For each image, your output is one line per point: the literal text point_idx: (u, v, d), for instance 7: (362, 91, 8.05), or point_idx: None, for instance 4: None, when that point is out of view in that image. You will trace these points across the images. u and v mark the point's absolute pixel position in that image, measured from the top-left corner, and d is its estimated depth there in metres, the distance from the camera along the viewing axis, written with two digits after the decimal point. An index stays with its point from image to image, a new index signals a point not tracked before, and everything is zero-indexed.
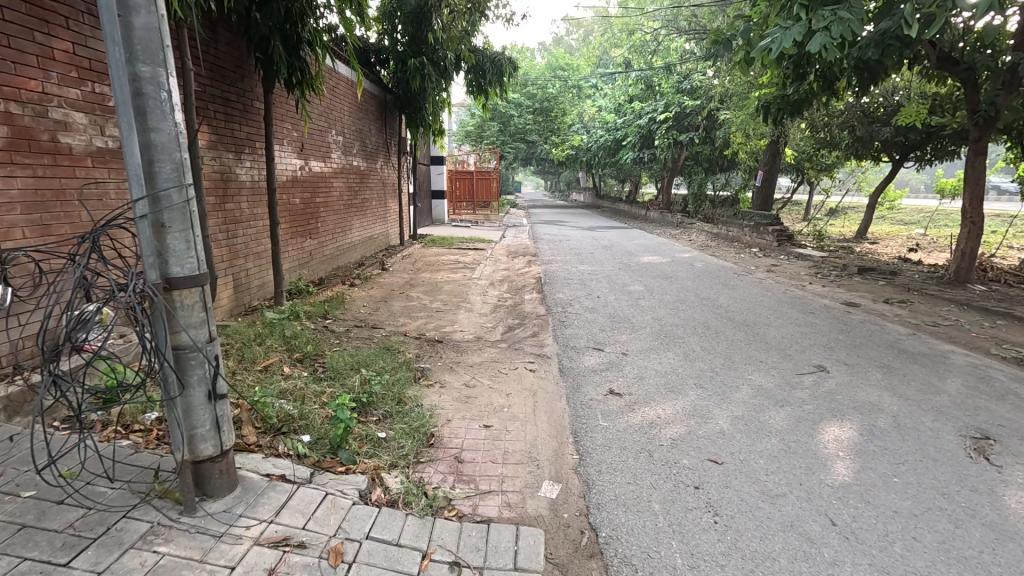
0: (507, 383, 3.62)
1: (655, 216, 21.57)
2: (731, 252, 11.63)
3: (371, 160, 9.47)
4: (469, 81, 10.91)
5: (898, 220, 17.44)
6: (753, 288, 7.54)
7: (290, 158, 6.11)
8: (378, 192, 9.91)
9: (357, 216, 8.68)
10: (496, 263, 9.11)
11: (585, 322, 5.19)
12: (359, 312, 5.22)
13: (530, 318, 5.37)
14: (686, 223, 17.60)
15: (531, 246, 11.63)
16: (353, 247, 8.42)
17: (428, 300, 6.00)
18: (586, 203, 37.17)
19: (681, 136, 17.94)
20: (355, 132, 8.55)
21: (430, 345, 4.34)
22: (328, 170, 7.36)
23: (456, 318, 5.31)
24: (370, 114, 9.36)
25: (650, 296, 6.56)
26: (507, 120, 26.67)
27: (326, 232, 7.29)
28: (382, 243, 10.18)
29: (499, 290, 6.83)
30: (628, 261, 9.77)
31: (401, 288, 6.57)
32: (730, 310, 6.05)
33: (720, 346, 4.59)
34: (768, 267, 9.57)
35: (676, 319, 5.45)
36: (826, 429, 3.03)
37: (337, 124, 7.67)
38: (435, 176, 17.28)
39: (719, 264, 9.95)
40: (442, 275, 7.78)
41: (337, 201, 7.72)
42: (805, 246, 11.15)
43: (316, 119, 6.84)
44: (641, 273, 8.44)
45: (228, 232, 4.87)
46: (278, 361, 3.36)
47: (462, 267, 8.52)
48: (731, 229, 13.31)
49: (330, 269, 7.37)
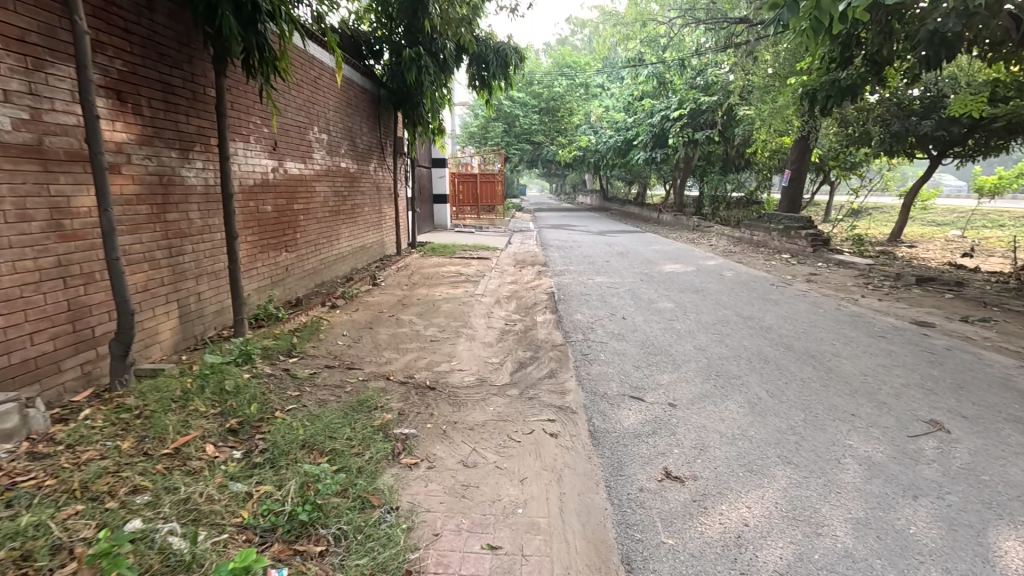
0: (519, 458, 2.64)
1: (668, 219, 20.52)
2: (759, 258, 10.58)
3: (363, 162, 8.57)
4: (471, 76, 9.96)
5: (931, 222, 16.32)
6: (799, 304, 6.52)
7: (258, 158, 5.19)
8: (371, 196, 8.98)
9: (346, 224, 7.75)
10: (502, 275, 8.13)
11: (613, 356, 4.19)
12: (335, 345, 4.26)
13: (545, 349, 4.39)
14: (704, 226, 16.56)
15: (540, 254, 10.63)
16: (341, 258, 7.49)
17: (421, 326, 5.01)
18: (594, 205, 36.15)
19: (696, 134, 16.94)
20: (343, 131, 7.64)
21: (418, 393, 3.37)
22: (309, 172, 6.43)
23: (454, 351, 4.33)
24: (361, 110, 8.44)
25: (684, 317, 5.56)
26: (512, 120, 25.73)
27: (307, 243, 6.36)
28: (377, 252, 9.26)
29: (506, 310, 5.84)
30: (649, 270, 8.75)
31: (392, 309, 5.62)
32: (785, 334, 5.03)
33: (791, 390, 3.58)
34: (807, 276, 8.53)
35: (723, 349, 4.45)
36: (1002, 546, 2.01)
37: (320, 121, 6.76)
38: (437, 180, 16.28)
39: (751, 273, 8.93)
40: (441, 291, 6.81)
41: (320, 207, 6.78)
42: (843, 252, 10.10)
43: (293, 113, 5.92)
44: (667, 285, 7.43)
45: (172, 251, 3.94)
46: (199, 437, 2.40)
47: (464, 281, 7.55)
48: (756, 233, 12.27)
49: (312, 285, 6.44)
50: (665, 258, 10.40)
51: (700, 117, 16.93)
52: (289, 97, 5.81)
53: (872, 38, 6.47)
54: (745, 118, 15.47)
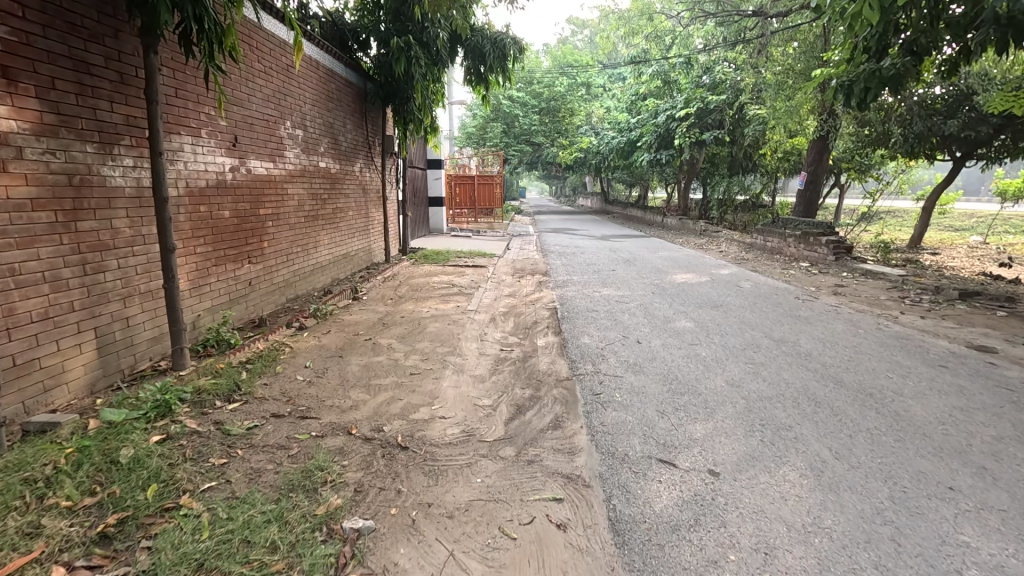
0: (515, 569, 1.88)
1: (672, 223, 19.79)
2: (776, 267, 9.83)
3: (346, 162, 7.82)
4: (466, 70, 9.21)
5: (949, 228, 15.58)
6: (834, 323, 5.76)
7: (212, 155, 4.44)
8: (357, 199, 8.23)
9: (326, 230, 6.99)
10: (499, 287, 7.38)
11: (631, 397, 3.43)
12: (292, 383, 3.49)
13: (547, 386, 3.65)
14: (712, 231, 15.82)
15: (540, 261, 9.88)
16: (320, 269, 6.75)
17: (402, 353, 4.25)
18: (595, 208, 35.41)
19: (704, 135, 16.19)
20: (323, 127, 6.90)
21: (386, 455, 2.62)
22: (280, 172, 5.67)
23: (436, 389, 3.57)
24: (344, 105, 7.70)
25: (709, 341, 4.79)
26: (511, 120, 24.91)
27: (276, 253, 5.62)
28: (363, 260, 8.52)
29: (502, 331, 5.08)
30: (660, 281, 7.99)
31: (369, 330, 4.86)
32: (829, 364, 4.29)
33: (861, 447, 2.82)
34: (834, 288, 7.77)
35: (762, 386, 3.69)
36: None
37: (293, 114, 6.01)
38: (433, 181, 15.65)
39: (771, 284, 8.19)
40: (429, 306, 6.06)
41: (294, 212, 6.02)
42: (867, 261, 9.35)
43: (256, 104, 5.16)
44: (682, 299, 6.69)
45: (86, 268, 3.18)
46: (43, 559, 1.67)
47: (456, 294, 6.80)
48: (771, 240, 11.52)
49: (282, 301, 5.69)
50: (675, 267, 9.67)
51: (708, 117, 16.20)
52: (251, 85, 5.05)
53: (916, 23, 5.70)
54: (756, 118, 14.75)
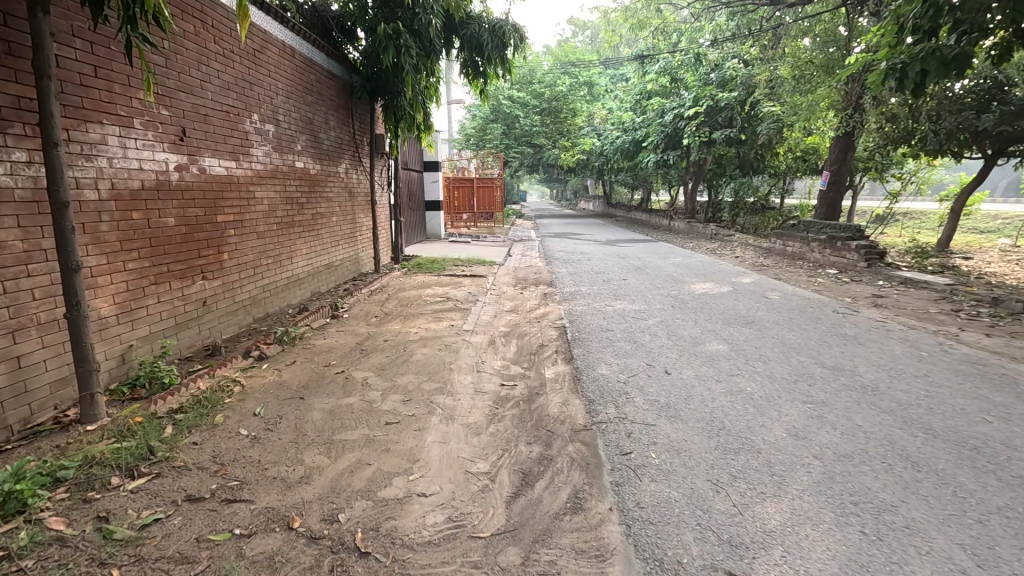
0: None
1: (680, 227, 18.97)
2: (801, 276, 9.01)
3: (329, 162, 7.04)
4: (462, 62, 8.46)
5: (973, 231, 14.75)
6: (889, 344, 4.93)
7: (149, 151, 3.66)
8: (341, 204, 7.45)
9: (303, 238, 6.20)
10: (499, 301, 6.57)
11: (672, 459, 2.62)
12: (229, 442, 2.68)
13: (560, 441, 2.84)
14: (723, 235, 15.01)
15: (544, 270, 9.07)
16: (296, 283, 5.97)
17: (379, 393, 3.44)
18: (597, 211, 34.61)
19: (713, 134, 15.44)
20: (301, 123, 6.13)
21: (335, 570, 1.82)
22: (244, 173, 4.89)
23: (417, 447, 2.76)
24: (327, 99, 6.93)
25: (752, 372, 3.97)
26: (512, 122, 24.15)
27: (240, 267, 4.83)
28: (350, 271, 7.73)
29: (503, 358, 4.27)
30: (677, 293, 7.19)
31: (344, 360, 4.06)
32: (907, 401, 3.47)
33: (1005, 545, 2.02)
34: (873, 300, 6.95)
35: (838, 439, 2.87)
36: None
37: (262, 106, 5.25)
38: (430, 184, 14.89)
39: (802, 295, 7.37)
40: (419, 326, 5.26)
41: (262, 218, 5.23)
42: (902, 267, 8.53)
43: (211, 92, 4.39)
44: (708, 314, 5.89)
45: None
46: None
47: (450, 310, 6.01)
48: (792, 245, 10.71)
49: (247, 322, 4.90)
50: (692, 275, 8.86)
51: (718, 115, 15.44)
52: (203, 69, 4.28)
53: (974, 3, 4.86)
54: (769, 116, 14.01)
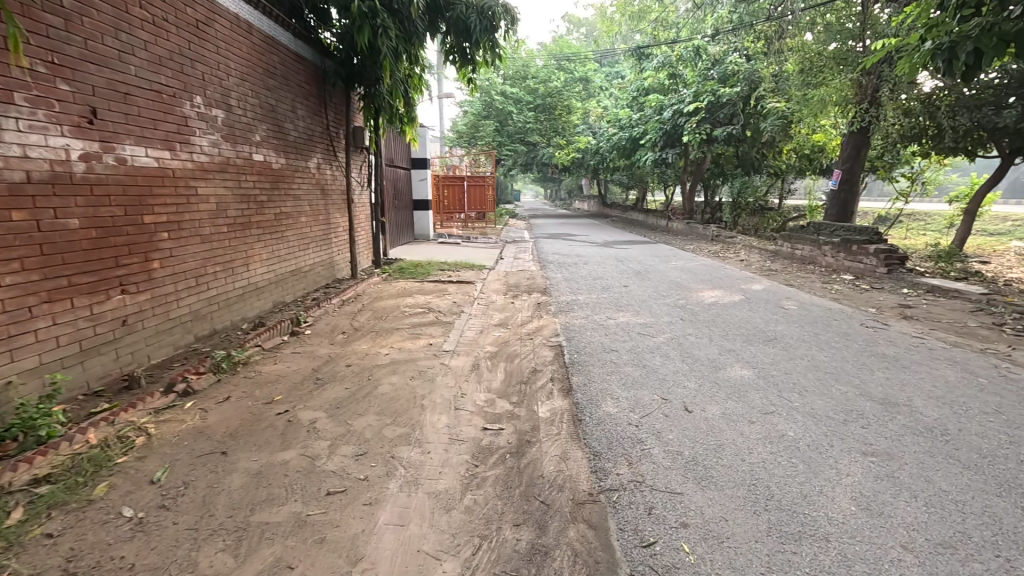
0: None
1: (679, 227, 18.35)
2: (815, 282, 8.35)
3: (296, 156, 6.28)
4: (449, 47, 7.74)
5: (983, 233, 14.17)
6: (939, 367, 4.25)
7: (37, 133, 2.91)
8: (312, 203, 6.68)
9: (263, 241, 5.43)
10: (487, 312, 5.86)
11: (712, 555, 1.91)
12: (98, 535, 1.93)
13: (558, 522, 2.12)
14: (725, 236, 14.38)
15: (538, 275, 8.35)
16: (254, 293, 5.20)
17: (326, 444, 2.70)
18: (592, 211, 33.92)
19: (714, 131, 14.77)
20: (261, 110, 5.38)
21: None
22: (182, 165, 4.13)
23: (365, 534, 2.02)
24: (293, 85, 6.17)
25: (789, 410, 3.26)
26: (505, 119, 23.38)
27: (178, 276, 4.07)
28: (322, 277, 6.96)
29: (489, 389, 3.54)
30: (685, 302, 6.51)
31: (293, 394, 3.31)
32: (993, 451, 2.77)
33: None
34: (901, 311, 6.28)
35: (924, 518, 2.17)
36: None
37: (208, 88, 4.49)
38: (418, 183, 14.14)
39: (821, 305, 6.72)
40: (393, 344, 4.52)
41: (207, 218, 4.47)
42: (925, 273, 7.89)
43: (135, 66, 3.63)
44: (724, 329, 5.20)
45: None
46: None
47: (431, 324, 5.27)
48: (803, 248, 10.06)
49: (186, 342, 4.13)
50: (698, 281, 8.18)
51: (720, 111, 14.77)
52: (123, 38, 3.52)
53: None
54: (773, 113, 13.37)
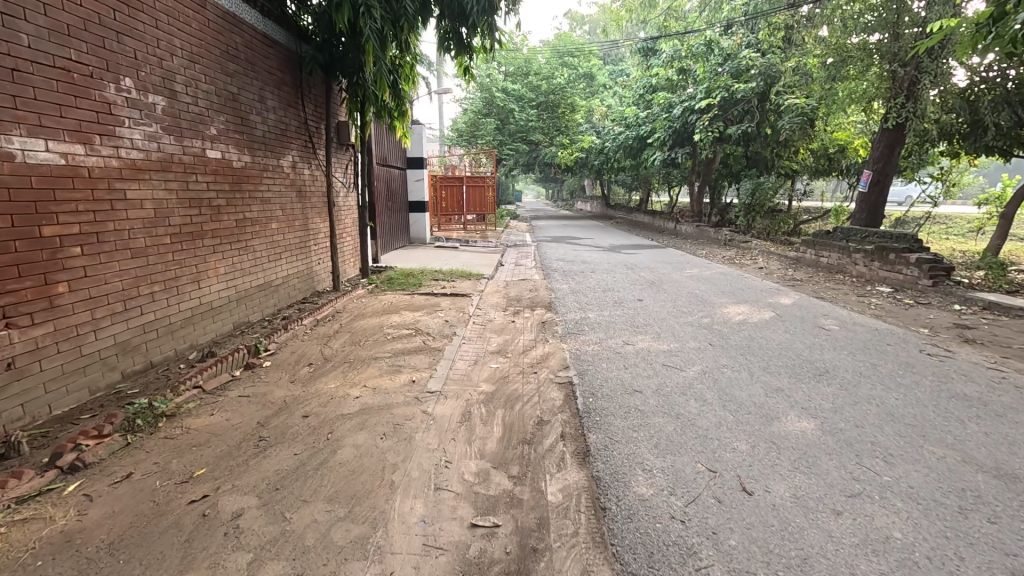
0: None
1: (687, 231, 17.53)
2: (849, 296, 7.54)
3: (266, 154, 5.47)
4: (444, 33, 6.92)
5: (1015, 240, 13.31)
6: None
7: None
8: (285, 207, 5.87)
9: (220, 252, 4.62)
10: (484, 334, 5.06)
11: None
12: None
13: None
14: (739, 241, 13.59)
15: (543, 287, 7.55)
16: (206, 314, 4.40)
17: (246, 559, 1.90)
18: (596, 212, 33.16)
19: (728, 129, 13.94)
20: (218, 99, 4.57)
21: None
22: (103, 163, 3.33)
23: None
24: (261, 71, 5.36)
25: (881, 489, 2.45)
26: (506, 117, 22.54)
27: (95, 300, 3.25)
28: (297, 290, 6.15)
29: (483, 456, 2.72)
30: (711, 321, 5.71)
31: (222, 465, 2.50)
32: None
33: None
34: (961, 333, 5.46)
35: None
36: None
37: (143, 68, 3.68)
38: (413, 183, 13.36)
39: (864, 324, 5.92)
40: (368, 382, 3.71)
41: (140, 227, 3.65)
42: (975, 287, 7.06)
43: (28, 36, 2.83)
44: (764, 359, 4.39)
45: None
46: None
47: (416, 351, 4.46)
48: (830, 255, 9.29)
49: (107, 382, 3.33)
50: (719, 294, 7.38)
51: (734, 108, 13.97)
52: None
53: None
54: (792, 110, 12.59)
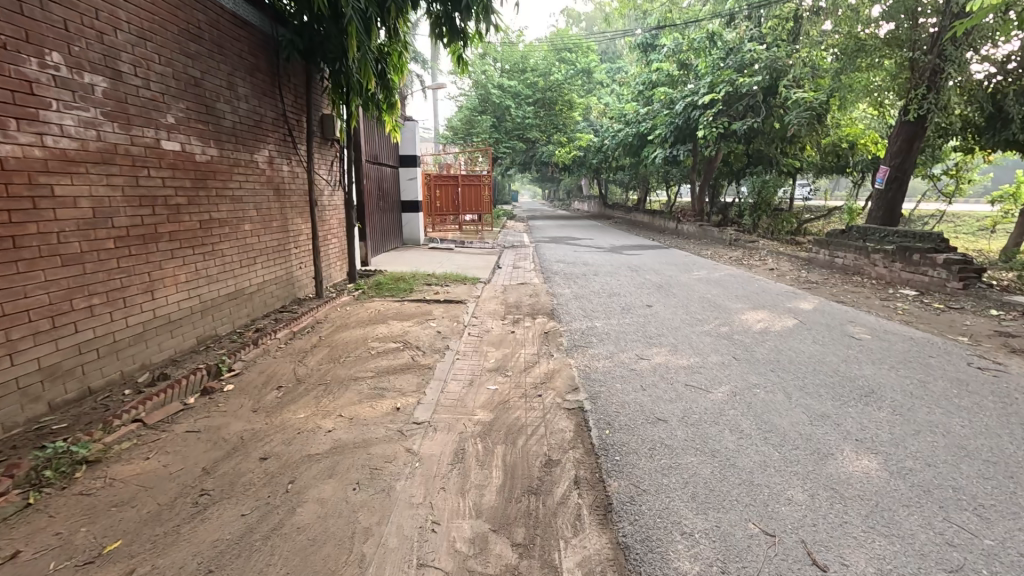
0: None
1: (689, 230, 17.01)
2: (872, 299, 7.04)
3: (237, 147, 4.91)
4: (435, 18, 6.33)
5: None
6: None
7: None
8: (259, 206, 5.30)
9: (179, 256, 4.06)
10: (481, 347, 4.51)
11: None
12: None
13: None
14: (745, 240, 13.09)
15: (544, 291, 7.01)
16: (162, 329, 3.84)
17: None
18: (593, 212, 32.66)
19: (733, 124, 13.44)
20: (176, 83, 4.02)
21: None
22: (19, 153, 2.77)
23: None
24: (231, 54, 4.79)
25: (985, 560, 1.93)
26: (502, 114, 21.99)
27: (8, 317, 2.70)
28: (275, 298, 5.59)
29: (479, 514, 2.18)
30: (730, 331, 5.19)
31: (143, 536, 1.95)
32: None
33: None
34: (1005, 342, 4.96)
35: None
36: None
37: (76, 42, 3.12)
38: (406, 182, 12.82)
39: (896, 332, 5.42)
40: (344, 410, 3.17)
41: (73, 228, 3.10)
42: (1008, 289, 6.58)
43: None
44: (799, 376, 3.87)
45: None
46: None
47: (403, 370, 3.91)
48: (845, 256, 8.79)
49: (26, 417, 2.78)
50: (734, 298, 6.87)
51: (739, 103, 13.48)
52: None
53: None
54: (799, 105, 12.08)
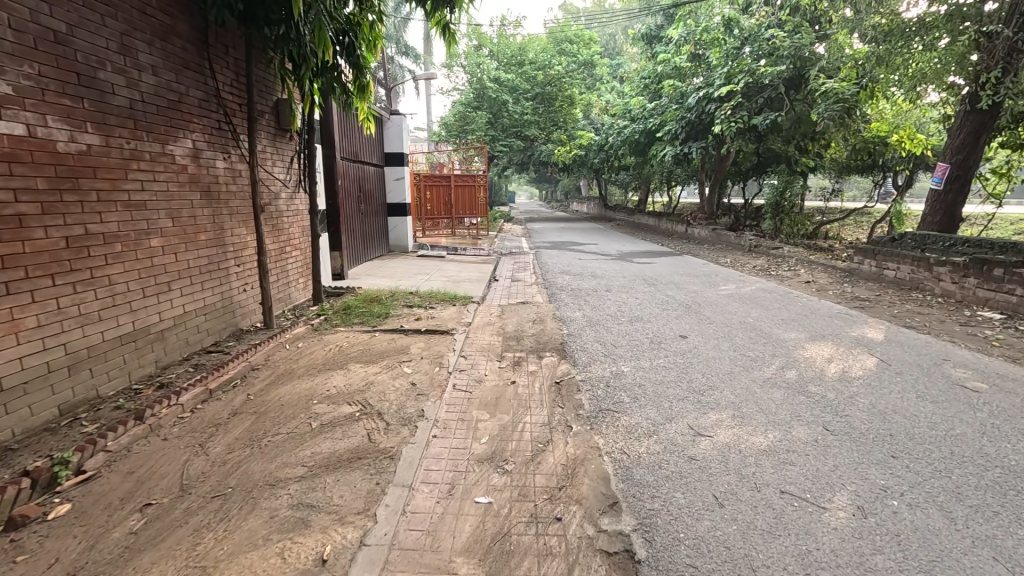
0: None
1: (702, 234, 15.72)
2: (950, 322, 5.79)
3: (138, 134, 3.60)
4: None
5: None
6: None
7: None
8: (177, 213, 3.99)
9: (22, 293, 2.75)
10: (468, 412, 3.23)
11: None
12: None
13: None
14: (767, 247, 11.82)
15: (551, 316, 5.72)
16: None
17: None
18: (593, 213, 31.35)
19: (753, 118, 12.17)
20: (14, 34, 2.72)
21: None
22: None
23: None
24: (126, 7, 3.49)
25: None
26: (498, 110, 20.69)
27: None
28: (201, 333, 4.27)
29: None
30: (802, 380, 3.90)
31: None
32: None
33: None
34: None
35: None
36: None
37: None
38: (393, 183, 11.55)
39: (1013, 375, 4.15)
40: (229, 569, 1.87)
41: None
42: None
43: None
44: (942, 472, 2.59)
45: None
46: None
47: (350, 464, 2.60)
48: (899, 268, 7.54)
49: None
50: (783, 324, 5.60)
51: (758, 96, 12.22)
52: None
53: None
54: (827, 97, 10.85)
